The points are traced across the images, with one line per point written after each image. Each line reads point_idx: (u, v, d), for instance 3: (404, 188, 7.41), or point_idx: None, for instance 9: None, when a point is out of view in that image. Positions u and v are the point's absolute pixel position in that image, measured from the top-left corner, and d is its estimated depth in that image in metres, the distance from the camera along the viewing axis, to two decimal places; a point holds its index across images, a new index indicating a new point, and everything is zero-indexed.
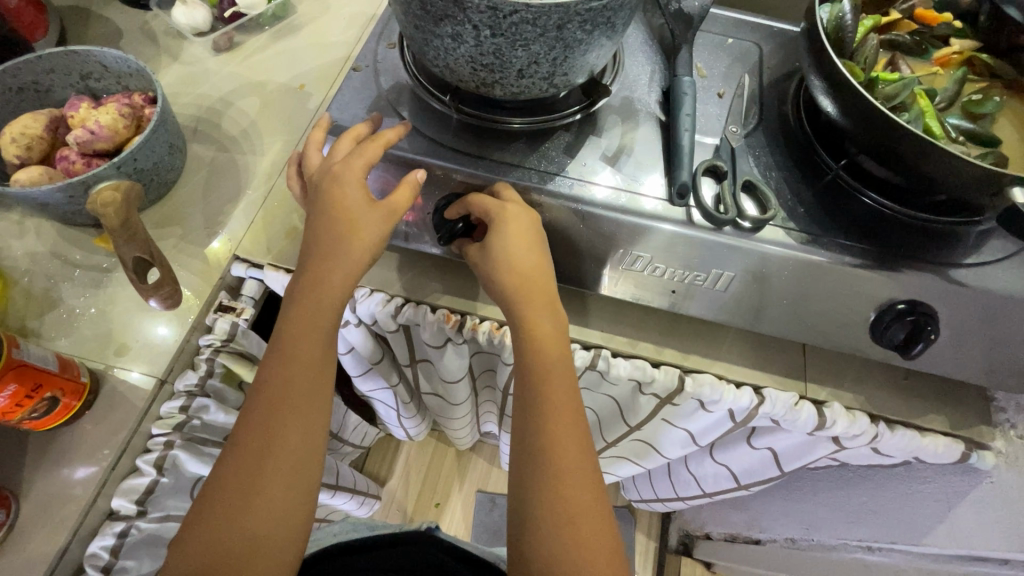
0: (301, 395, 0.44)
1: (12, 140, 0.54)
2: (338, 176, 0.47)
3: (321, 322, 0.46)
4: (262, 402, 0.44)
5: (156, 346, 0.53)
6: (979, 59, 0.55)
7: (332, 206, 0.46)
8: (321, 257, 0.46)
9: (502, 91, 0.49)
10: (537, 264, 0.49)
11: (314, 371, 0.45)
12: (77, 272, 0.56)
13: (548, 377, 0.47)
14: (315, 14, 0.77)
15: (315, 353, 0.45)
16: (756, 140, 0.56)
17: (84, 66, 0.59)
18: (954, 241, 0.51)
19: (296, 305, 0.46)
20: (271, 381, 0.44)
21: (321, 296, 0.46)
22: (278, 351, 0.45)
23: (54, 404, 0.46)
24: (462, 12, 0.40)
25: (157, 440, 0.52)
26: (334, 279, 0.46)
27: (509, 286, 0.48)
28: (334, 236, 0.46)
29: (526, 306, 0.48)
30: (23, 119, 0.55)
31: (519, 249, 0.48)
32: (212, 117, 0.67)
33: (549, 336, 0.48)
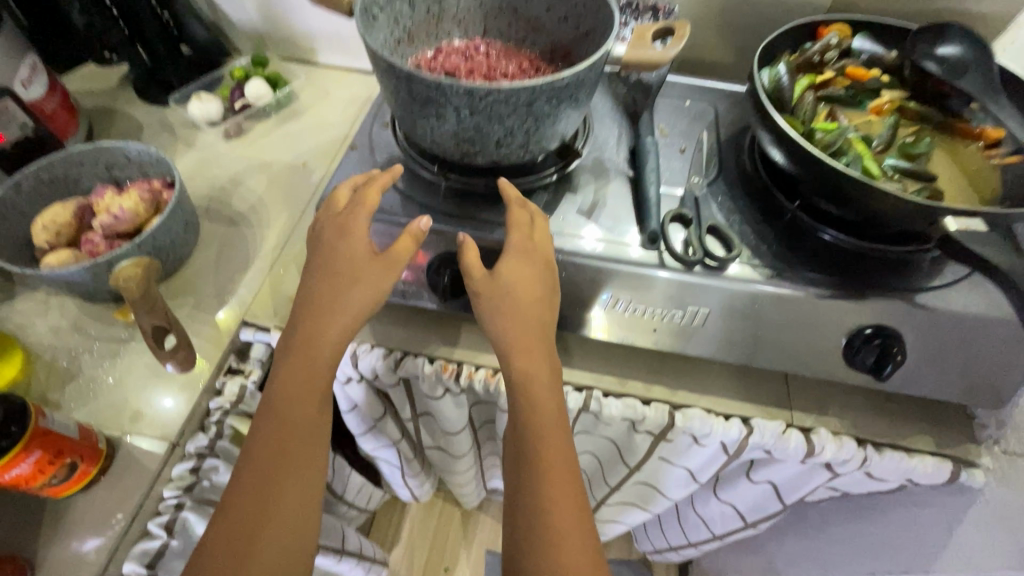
0: (294, 460, 0.47)
1: (44, 228, 0.60)
2: (346, 226, 0.50)
3: (313, 385, 0.48)
4: (256, 465, 0.46)
5: (169, 411, 0.56)
6: (908, 107, 0.62)
7: (349, 248, 0.50)
8: (318, 313, 0.49)
9: (483, 159, 0.55)
10: (538, 308, 0.51)
11: (305, 433, 0.48)
12: (96, 344, 0.60)
13: (546, 404, 0.49)
14: (316, 100, 0.86)
15: (309, 416, 0.48)
16: (718, 188, 0.61)
17: (110, 158, 0.66)
18: (912, 266, 0.55)
19: (286, 366, 0.49)
20: (263, 445, 0.47)
21: (308, 357, 0.49)
22: (269, 414, 0.48)
23: (73, 469, 0.48)
24: (443, 96, 0.47)
25: (169, 502, 0.53)
26: (319, 338, 0.49)
27: (513, 322, 0.50)
28: (343, 285, 0.49)
29: (512, 323, 0.50)
30: (54, 209, 0.61)
31: (529, 267, 0.51)
32: (224, 196, 0.73)
33: (541, 355, 0.51)
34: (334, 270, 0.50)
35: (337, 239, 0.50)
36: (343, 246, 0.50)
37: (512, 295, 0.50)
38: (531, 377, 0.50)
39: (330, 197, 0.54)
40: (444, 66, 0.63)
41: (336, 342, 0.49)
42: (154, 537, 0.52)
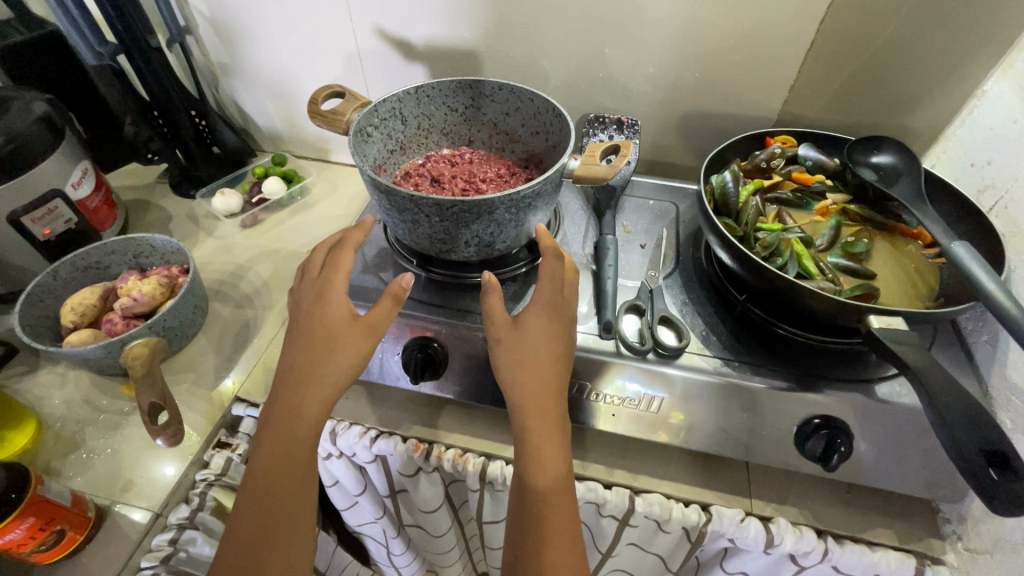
0: (279, 531, 0.48)
1: (71, 309, 0.67)
2: (323, 293, 0.53)
3: (295, 454, 0.49)
4: (242, 537, 0.47)
5: (158, 482, 0.60)
6: (850, 209, 0.68)
7: (330, 311, 0.52)
8: (296, 380, 0.50)
9: (456, 257, 0.62)
10: (548, 364, 0.49)
11: (295, 490, 0.49)
12: (102, 416, 0.66)
13: (553, 460, 0.47)
14: (325, 194, 0.97)
15: (294, 483, 0.49)
16: (674, 281, 0.67)
17: (137, 248, 0.76)
18: (860, 359, 0.58)
19: (270, 432, 0.49)
20: (249, 516, 0.48)
21: (289, 425, 0.49)
22: (252, 483, 0.48)
23: (61, 536, 0.52)
24: (416, 206, 0.55)
25: (145, 572, 0.56)
26: (297, 405, 0.49)
27: (524, 377, 0.49)
28: (320, 352, 0.50)
29: (528, 371, 0.49)
30: (83, 292, 0.69)
31: (546, 319, 0.51)
32: (233, 280, 0.82)
33: (553, 408, 0.49)
34: (315, 332, 0.51)
35: (315, 303, 0.52)
36: (322, 310, 0.52)
37: (526, 346, 0.50)
38: (543, 428, 0.48)
39: (306, 261, 0.57)
40: (430, 172, 0.72)
41: (319, 400, 0.50)
42: None
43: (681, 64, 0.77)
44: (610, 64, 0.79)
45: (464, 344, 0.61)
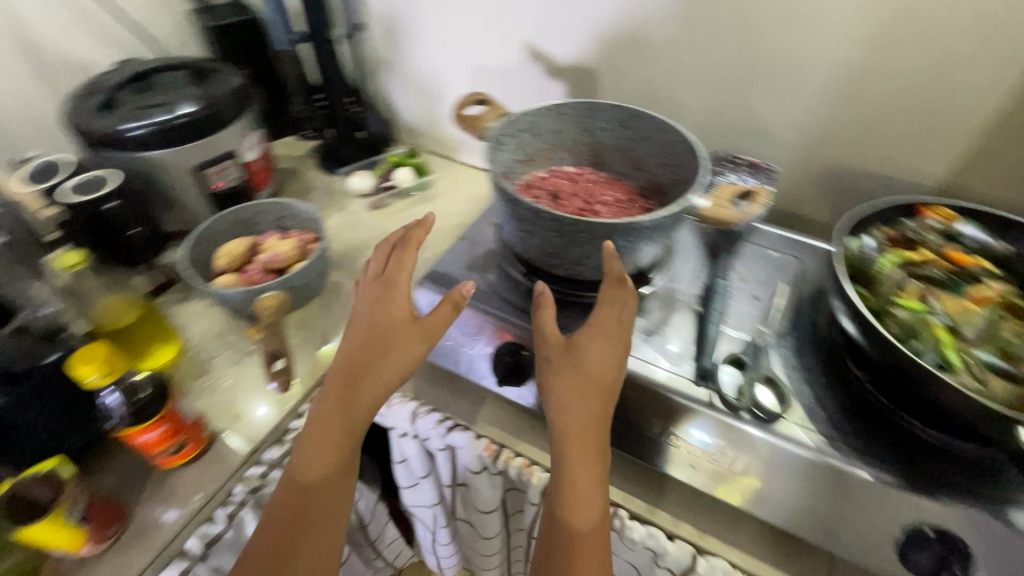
0: (319, 502, 0.53)
1: (225, 255, 0.78)
2: (386, 294, 0.57)
3: (346, 434, 0.54)
4: (291, 500, 0.53)
5: (261, 420, 0.67)
6: (1016, 303, 0.59)
7: (390, 313, 0.56)
8: (353, 370, 0.55)
9: (562, 273, 0.63)
10: (596, 394, 0.50)
11: (337, 469, 0.54)
12: (228, 352, 0.75)
13: (588, 496, 0.48)
14: (446, 190, 1.03)
15: (341, 459, 0.54)
16: (784, 342, 0.62)
17: (283, 213, 0.85)
18: (998, 476, 0.50)
19: (324, 413, 0.55)
20: (296, 484, 0.54)
21: (344, 406, 0.54)
22: (304, 456, 0.54)
23: (183, 446, 0.60)
24: (535, 219, 0.57)
25: (236, 496, 0.62)
26: (352, 390, 0.54)
27: (570, 401, 0.50)
28: (378, 347, 0.55)
29: (576, 398, 0.50)
30: (236, 242, 0.79)
31: (604, 351, 0.52)
32: (354, 255, 0.89)
33: (596, 442, 0.50)
34: (377, 329, 0.55)
35: (377, 302, 0.57)
36: (383, 309, 0.56)
37: (579, 371, 0.51)
38: (584, 461, 0.49)
39: (369, 259, 0.61)
40: (550, 187, 0.74)
41: (372, 391, 0.54)
42: (214, 523, 0.60)
43: (835, 115, 0.72)
44: (756, 105, 0.76)
45: None
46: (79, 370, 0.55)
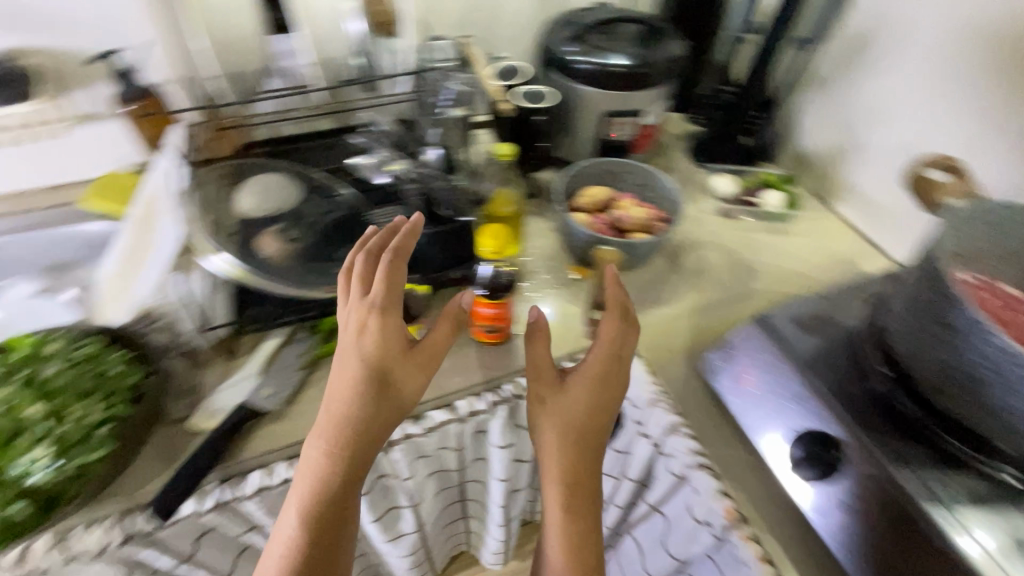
0: (331, 524, 0.49)
1: (590, 195, 0.82)
2: (379, 326, 0.50)
3: (354, 470, 0.49)
4: (301, 549, 0.48)
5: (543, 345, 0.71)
6: None
7: (387, 342, 0.51)
8: (351, 402, 0.49)
9: (950, 405, 0.50)
10: (585, 439, 0.53)
11: (341, 493, 0.49)
12: (544, 273, 0.81)
13: (577, 531, 0.52)
14: (806, 232, 0.90)
15: (348, 497, 0.50)
16: None
17: (649, 182, 0.85)
18: None
19: (321, 442, 0.49)
20: (301, 512, 0.48)
21: (347, 448, 0.48)
22: (312, 490, 0.48)
23: (495, 329, 0.65)
24: (968, 331, 0.45)
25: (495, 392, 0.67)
26: (353, 436, 0.48)
27: (569, 446, 0.53)
28: (379, 382, 0.49)
29: (564, 445, 0.53)
30: (603, 190, 0.83)
31: (605, 399, 0.55)
32: (683, 247, 0.85)
33: (590, 489, 0.53)
34: (373, 368, 0.49)
35: (366, 334, 0.50)
36: (384, 338, 0.50)
37: (576, 418, 0.54)
38: (581, 502, 0.53)
39: (342, 278, 0.55)
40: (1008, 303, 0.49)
41: (384, 414, 0.50)
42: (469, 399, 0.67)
43: None
44: None
45: (878, 483, 0.52)
46: (483, 239, 0.69)
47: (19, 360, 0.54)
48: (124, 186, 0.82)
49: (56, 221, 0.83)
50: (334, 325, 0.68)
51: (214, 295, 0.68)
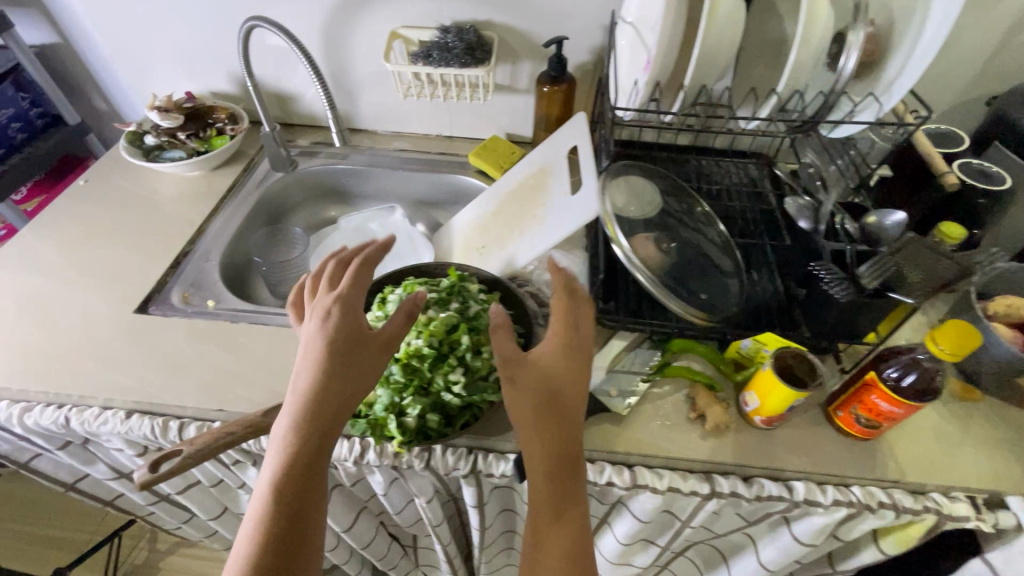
0: (307, 487, 0.45)
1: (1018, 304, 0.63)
2: (341, 311, 0.48)
3: (329, 428, 0.46)
4: (268, 521, 0.43)
5: (905, 463, 0.59)
6: None
7: (351, 319, 0.48)
8: (315, 372, 0.46)
9: None
10: (562, 415, 0.49)
11: (312, 455, 0.45)
12: None
13: (568, 523, 0.47)
14: None
15: (319, 463, 0.46)
16: None
17: None
18: None
19: (295, 412, 0.46)
20: (283, 479, 0.44)
21: (308, 411, 0.45)
22: (286, 454, 0.45)
23: (872, 425, 0.57)
24: None
25: (832, 493, 0.58)
26: (313, 401, 0.45)
27: (539, 419, 0.48)
28: (348, 353, 0.47)
29: (534, 428, 0.48)
30: None
31: (576, 381, 0.50)
32: None
33: (569, 483, 0.48)
34: (333, 345, 0.47)
35: (328, 318, 0.48)
36: (352, 317, 0.49)
37: (546, 392, 0.49)
38: (569, 494, 0.47)
39: (312, 279, 0.56)
40: None
41: (352, 385, 0.47)
42: (798, 487, 0.59)
43: None
44: None
45: None
46: (959, 336, 0.52)
47: (452, 290, 0.61)
48: (501, 153, 0.94)
49: (442, 168, 0.97)
50: (681, 347, 0.67)
51: (571, 278, 0.71)
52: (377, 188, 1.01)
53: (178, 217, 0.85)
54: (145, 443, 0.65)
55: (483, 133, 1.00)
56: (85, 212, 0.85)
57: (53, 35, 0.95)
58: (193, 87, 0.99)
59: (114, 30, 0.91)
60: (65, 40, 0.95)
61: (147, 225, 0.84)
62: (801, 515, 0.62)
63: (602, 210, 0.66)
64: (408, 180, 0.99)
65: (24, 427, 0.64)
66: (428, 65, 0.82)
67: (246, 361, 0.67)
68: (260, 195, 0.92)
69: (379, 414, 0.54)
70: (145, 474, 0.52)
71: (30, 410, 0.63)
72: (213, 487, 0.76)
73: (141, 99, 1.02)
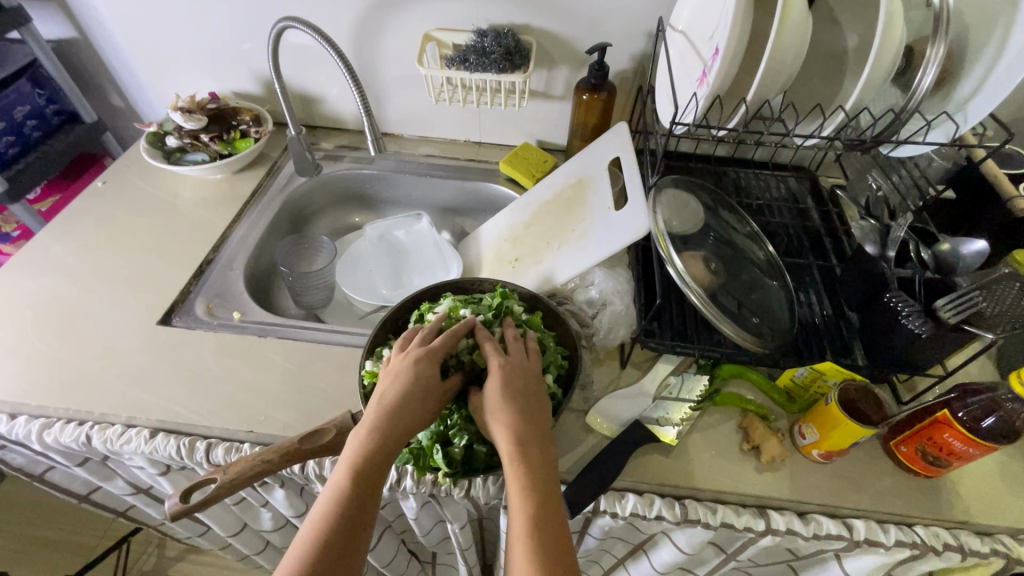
0: (364, 514, 0.42)
1: None
2: (424, 357, 0.49)
3: (391, 454, 0.44)
4: (317, 546, 0.40)
5: (972, 504, 0.56)
6: None
7: (432, 364, 0.48)
8: (393, 402, 0.46)
9: None
10: (526, 401, 0.47)
11: (374, 477, 0.43)
12: None
13: (544, 520, 0.41)
14: None
15: (371, 505, 0.43)
16: None
17: None
18: None
19: (365, 434, 0.44)
20: (342, 499, 0.42)
21: (382, 435, 0.44)
22: (350, 472, 0.43)
23: (937, 463, 0.54)
24: None
25: (897, 535, 0.55)
26: (385, 427, 0.44)
27: (505, 403, 0.46)
28: (422, 389, 0.47)
29: (504, 411, 0.46)
30: None
31: (525, 379, 0.49)
32: None
33: (538, 472, 0.43)
34: (416, 382, 0.47)
35: (414, 361, 0.48)
36: (430, 360, 0.49)
37: (508, 380, 0.48)
38: (542, 469, 0.44)
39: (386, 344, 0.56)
40: None
41: (419, 418, 0.46)
42: (861, 526, 0.55)
43: None
44: None
45: None
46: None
47: (496, 310, 0.57)
48: (532, 161, 0.90)
49: (471, 175, 0.94)
50: (732, 373, 0.64)
51: (618, 296, 0.67)
52: (403, 193, 0.98)
53: (200, 223, 0.82)
54: (169, 463, 0.62)
55: (513, 139, 0.97)
56: (104, 215, 0.82)
57: (71, 30, 0.91)
58: (215, 87, 0.95)
59: (136, 26, 0.87)
60: (84, 35, 0.92)
61: (168, 231, 0.80)
62: (856, 560, 0.58)
63: (655, 227, 0.62)
64: (436, 186, 0.95)
65: (43, 444, 0.61)
66: (464, 70, 0.78)
67: (275, 379, 0.64)
68: (284, 200, 0.89)
69: (423, 444, 0.51)
70: (176, 505, 0.50)
71: (49, 427, 0.60)
72: (235, 505, 0.73)
73: (161, 97, 0.99)
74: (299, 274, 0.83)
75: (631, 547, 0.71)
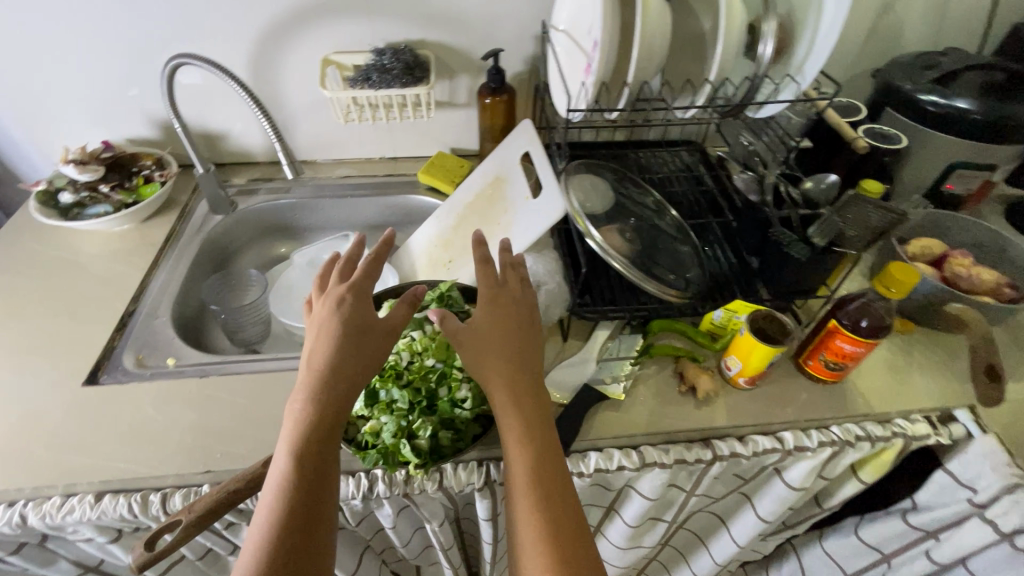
0: (321, 474, 0.45)
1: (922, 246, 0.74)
2: (352, 305, 0.50)
3: (334, 412, 0.46)
4: (282, 515, 0.42)
5: (867, 397, 0.66)
6: None
7: (359, 311, 0.50)
8: (323, 359, 0.47)
9: None
10: (518, 350, 0.52)
11: (321, 437, 0.45)
12: None
13: (538, 456, 0.47)
14: None
15: (325, 463, 0.45)
16: None
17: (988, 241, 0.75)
18: None
19: (302, 399, 0.46)
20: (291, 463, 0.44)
21: (318, 393, 0.46)
22: (292, 440, 0.44)
23: (838, 368, 0.63)
24: None
25: (814, 437, 0.63)
26: (320, 385, 0.46)
27: (503, 355, 0.51)
28: (353, 339, 0.48)
29: (502, 362, 0.50)
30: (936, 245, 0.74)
31: (516, 316, 0.54)
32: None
33: (528, 406, 0.49)
34: (343, 334, 0.48)
35: (339, 311, 0.49)
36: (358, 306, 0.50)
37: (502, 331, 0.52)
38: (536, 417, 0.49)
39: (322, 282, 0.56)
40: None
41: (354, 367, 0.47)
42: (784, 437, 0.63)
43: None
44: None
45: None
46: (901, 276, 0.60)
47: (438, 301, 0.61)
48: (449, 168, 0.94)
49: (392, 190, 0.96)
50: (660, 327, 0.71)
51: (549, 276, 0.73)
52: (327, 218, 0.98)
53: (113, 276, 0.78)
54: (122, 525, 0.59)
55: (427, 151, 1.00)
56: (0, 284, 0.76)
57: None
58: (105, 135, 0.91)
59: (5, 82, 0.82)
60: None
61: (78, 290, 0.76)
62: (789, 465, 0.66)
63: (571, 207, 0.68)
64: (359, 206, 0.96)
65: None
66: (368, 88, 0.81)
67: (226, 416, 0.62)
68: (203, 240, 0.87)
69: (388, 442, 0.52)
70: (141, 555, 0.49)
71: None
72: (201, 559, 0.69)
73: (46, 154, 0.93)
74: (232, 310, 0.81)
75: (603, 508, 0.76)
